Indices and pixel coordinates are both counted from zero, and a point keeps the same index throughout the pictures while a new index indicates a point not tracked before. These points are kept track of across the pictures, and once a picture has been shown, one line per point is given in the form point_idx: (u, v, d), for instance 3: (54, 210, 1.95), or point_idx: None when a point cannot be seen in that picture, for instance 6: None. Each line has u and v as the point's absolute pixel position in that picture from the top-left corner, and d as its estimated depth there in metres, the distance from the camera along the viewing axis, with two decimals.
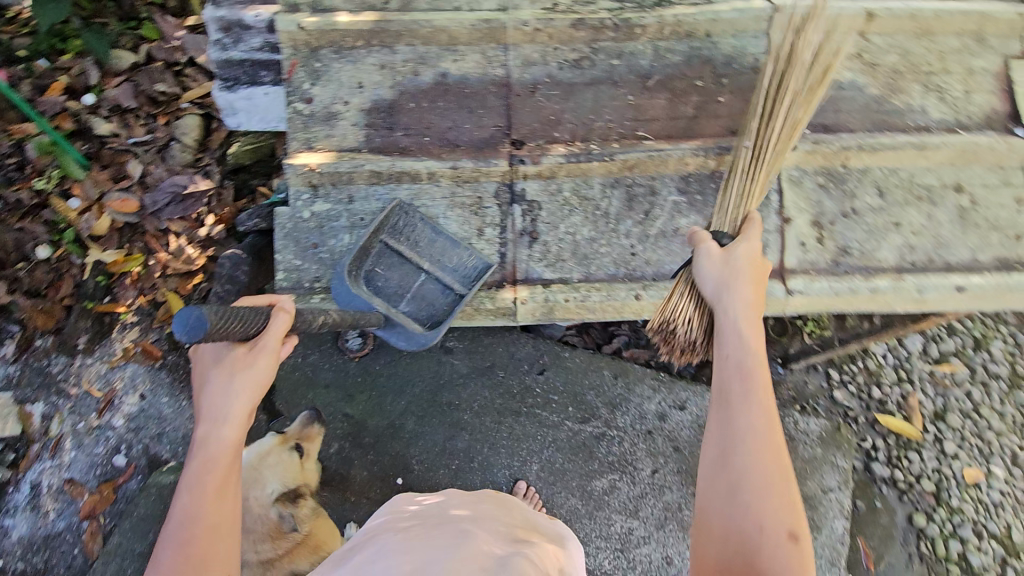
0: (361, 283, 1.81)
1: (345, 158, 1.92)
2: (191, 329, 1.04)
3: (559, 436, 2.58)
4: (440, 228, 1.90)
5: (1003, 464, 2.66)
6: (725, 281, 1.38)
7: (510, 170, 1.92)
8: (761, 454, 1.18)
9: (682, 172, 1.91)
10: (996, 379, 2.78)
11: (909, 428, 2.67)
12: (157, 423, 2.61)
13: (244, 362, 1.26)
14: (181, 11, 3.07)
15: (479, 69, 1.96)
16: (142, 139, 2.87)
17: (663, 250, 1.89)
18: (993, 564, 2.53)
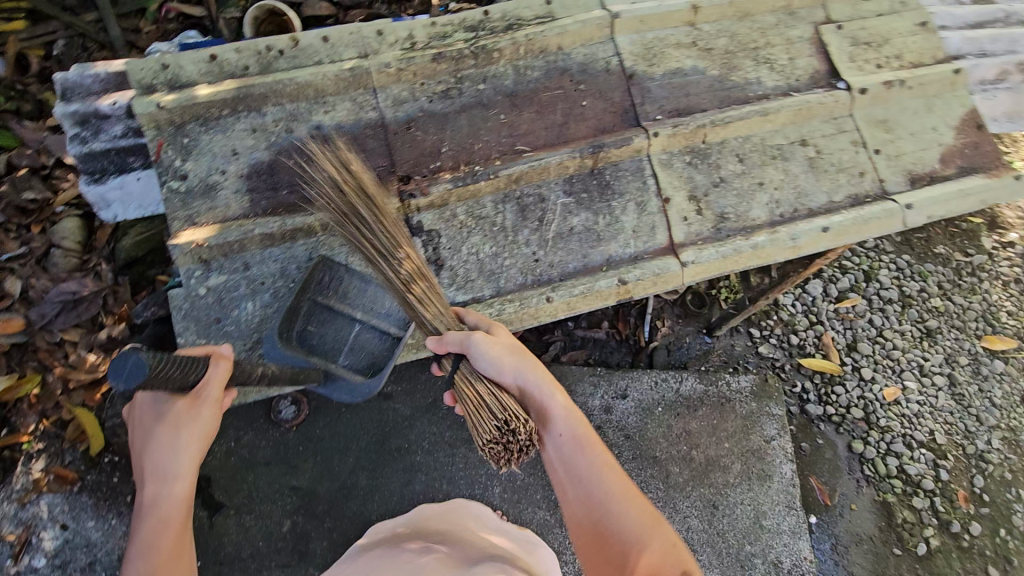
0: (295, 344, 1.77)
1: (233, 226, 1.88)
2: (131, 373, 1.06)
3: None
4: (369, 275, 1.86)
5: (914, 377, 2.93)
6: (518, 364, 1.52)
7: (402, 205, 1.94)
8: (625, 494, 1.45)
9: (564, 176, 2.01)
10: (891, 303, 3.06)
11: (828, 364, 2.90)
12: (88, 551, 2.37)
13: (186, 416, 1.33)
14: (37, 113, 2.91)
15: (353, 115, 2.01)
16: (17, 253, 2.68)
17: (564, 251, 1.97)
18: (927, 469, 2.75)
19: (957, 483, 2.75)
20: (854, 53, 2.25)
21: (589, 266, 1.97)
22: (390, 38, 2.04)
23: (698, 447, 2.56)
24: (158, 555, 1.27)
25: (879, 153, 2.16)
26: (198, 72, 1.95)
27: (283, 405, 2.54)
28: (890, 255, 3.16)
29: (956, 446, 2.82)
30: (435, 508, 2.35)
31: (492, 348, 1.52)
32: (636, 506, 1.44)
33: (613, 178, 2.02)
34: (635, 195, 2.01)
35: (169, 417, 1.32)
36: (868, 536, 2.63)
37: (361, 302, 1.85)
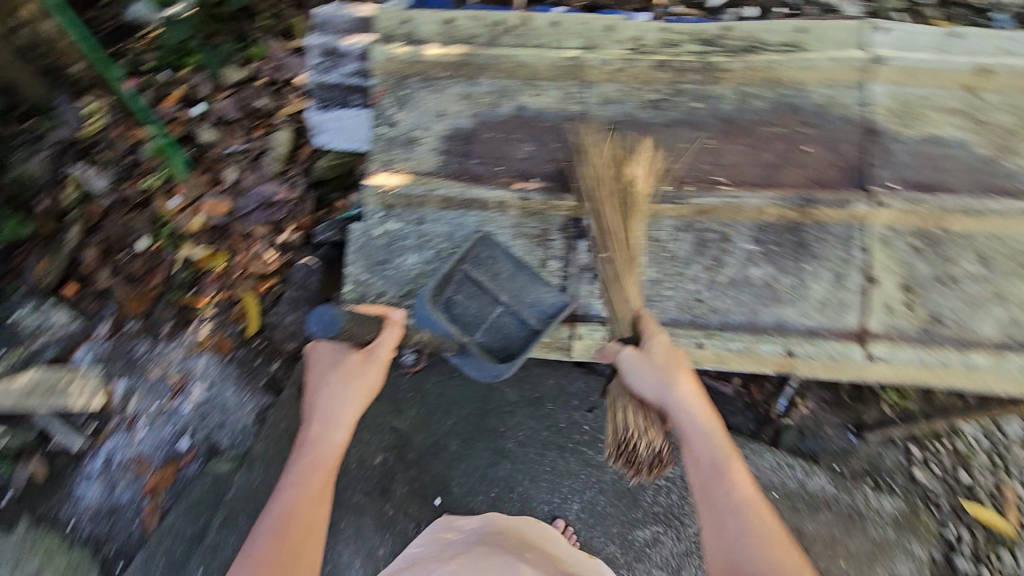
0: (439, 308, 1.81)
1: (420, 182, 2.00)
2: (326, 319, 1.50)
3: (603, 478, 2.53)
4: (520, 261, 1.90)
5: None
6: (666, 378, 1.60)
7: (579, 205, 1.93)
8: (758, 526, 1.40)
9: (760, 222, 1.81)
10: None
11: (1001, 521, 2.39)
12: (221, 413, 2.82)
13: (357, 369, 1.67)
14: (286, 33, 3.31)
15: (558, 104, 1.98)
16: (239, 148, 3.12)
17: (732, 299, 1.80)
18: None
19: None
20: None
21: (755, 325, 1.78)
22: (620, 35, 1.99)
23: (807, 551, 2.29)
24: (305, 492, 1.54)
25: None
26: (433, 32, 2.06)
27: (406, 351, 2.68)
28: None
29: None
30: (514, 522, 2.40)
31: (642, 362, 1.62)
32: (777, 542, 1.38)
33: (815, 240, 1.78)
34: (835, 265, 1.76)
35: (344, 363, 1.68)
36: None
37: (509, 287, 1.84)
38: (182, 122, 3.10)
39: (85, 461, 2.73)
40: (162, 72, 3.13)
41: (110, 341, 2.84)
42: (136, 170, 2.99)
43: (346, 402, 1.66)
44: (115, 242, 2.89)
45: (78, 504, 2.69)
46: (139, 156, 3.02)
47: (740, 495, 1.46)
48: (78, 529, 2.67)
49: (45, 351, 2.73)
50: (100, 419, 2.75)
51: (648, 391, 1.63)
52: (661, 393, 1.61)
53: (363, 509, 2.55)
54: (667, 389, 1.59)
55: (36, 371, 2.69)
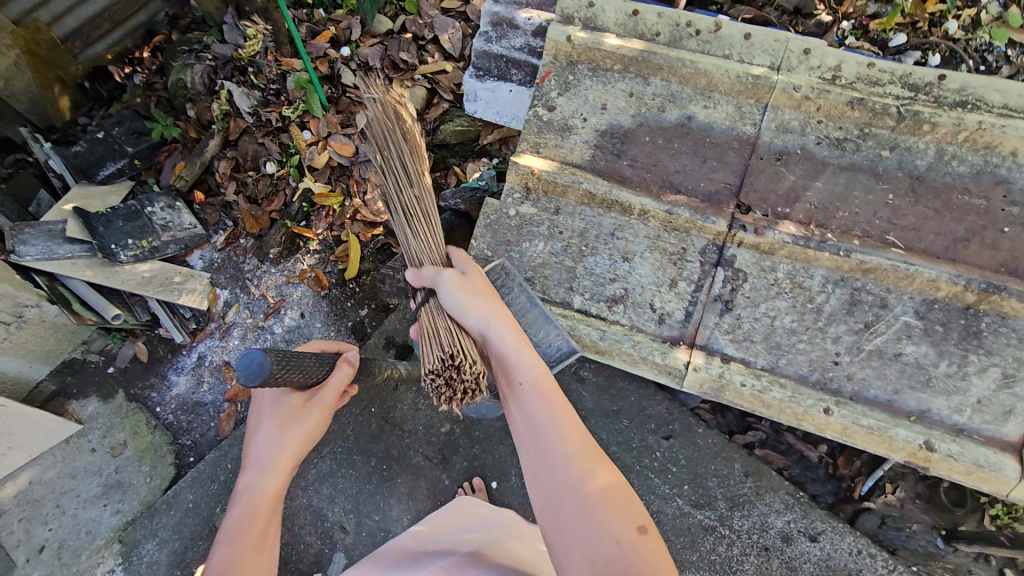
0: None
1: (567, 171, 1.94)
2: (250, 372, 1.30)
3: (664, 509, 2.51)
4: (537, 300, 1.87)
5: None
6: (476, 305, 1.64)
7: (727, 232, 1.81)
8: (589, 462, 1.37)
9: (927, 295, 1.64)
10: None
11: None
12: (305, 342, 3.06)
13: (299, 414, 1.59)
14: None
15: (730, 121, 1.86)
16: None
17: (875, 371, 1.65)
18: None
19: None
20: None
21: (892, 405, 1.62)
22: (815, 61, 1.81)
23: None
24: (240, 543, 1.48)
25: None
26: (614, 21, 1.97)
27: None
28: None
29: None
30: None
31: (453, 285, 1.67)
32: (598, 466, 1.37)
33: (990, 331, 1.59)
34: (1006, 362, 1.57)
35: (283, 407, 1.60)
36: None
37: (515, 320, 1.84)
38: (329, 61, 3.25)
39: (184, 354, 3.18)
40: (318, 10, 3.31)
41: (223, 252, 3.23)
42: (280, 99, 3.19)
43: (282, 450, 1.57)
44: (247, 162, 3.20)
45: (172, 390, 3.16)
46: (285, 88, 3.20)
47: (551, 429, 1.44)
48: (168, 413, 3.13)
49: (167, 248, 3.10)
50: (201, 320, 3.17)
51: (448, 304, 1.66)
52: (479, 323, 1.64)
53: (421, 472, 2.65)
54: (487, 325, 1.63)
55: (158, 263, 3.11)
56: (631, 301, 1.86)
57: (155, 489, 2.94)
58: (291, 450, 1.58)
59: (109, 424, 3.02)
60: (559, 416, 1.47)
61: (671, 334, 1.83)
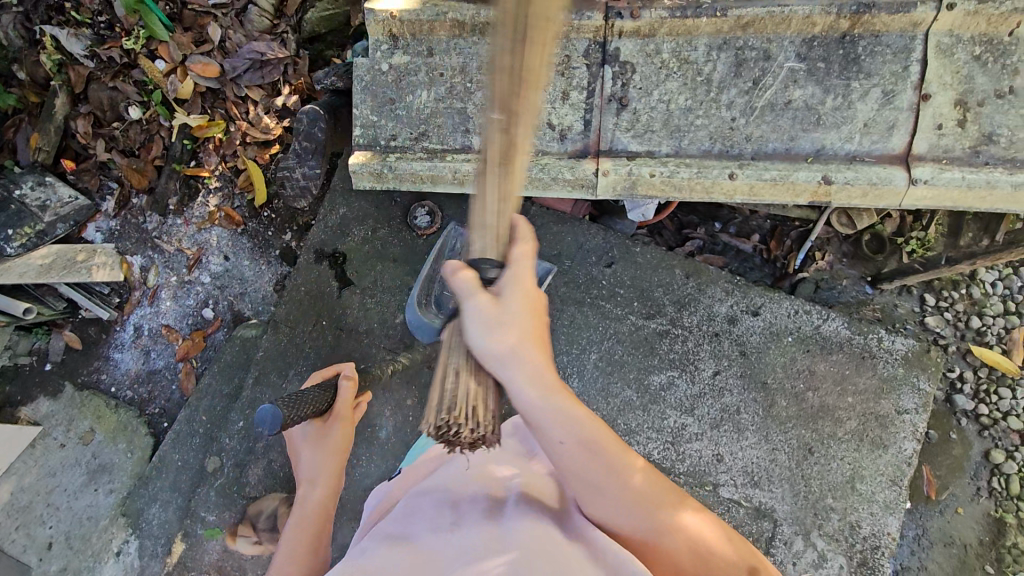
0: (430, 310, 1.67)
1: (428, 5, 1.77)
2: (264, 418, 1.25)
3: (621, 329, 2.64)
4: (520, 227, 2.09)
5: None
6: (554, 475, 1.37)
7: (604, 25, 1.73)
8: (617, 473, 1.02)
9: (805, 35, 1.64)
10: None
11: (1006, 363, 2.93)
12: (240, 283, 2.82)
13: (324, 430, 1.50)
14: None
15: None
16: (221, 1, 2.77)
17: (769, 126, 1.69)
18: None
19: None
20: None
21: (791, 153, 1.68)
22: None
23: (816, 390, 2.53)
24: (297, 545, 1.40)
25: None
26: None
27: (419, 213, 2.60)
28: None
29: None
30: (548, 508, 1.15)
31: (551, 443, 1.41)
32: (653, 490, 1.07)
33: (866, 54, 1.62)
34: (885, 80, 1.61)
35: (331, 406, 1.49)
36: (961, 542, 2.84)
37: (510, 254, 2.08)
38: None
39: (117, 331, 2.85)
40: None
41: (119, 217, 2.88)
42: (117, 31, 2.76)
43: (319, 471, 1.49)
44: (105, 113, 2.80)
45: (119, 369, 2.84)
46: (116, 16, 2.75)
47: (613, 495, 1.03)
48: (122, 391, 2.82)
49: (55, 228, 2.74)
50: (124, 292, 2.85)
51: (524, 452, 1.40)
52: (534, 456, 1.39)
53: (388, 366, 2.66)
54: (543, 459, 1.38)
55: (53, 246, 2.75)
56: (530, 127, 1.81)
57: (141, 461, 2.72)
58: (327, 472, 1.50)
59: (69, 417, 2.77)
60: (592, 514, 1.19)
61: (575, 149, 1.80)
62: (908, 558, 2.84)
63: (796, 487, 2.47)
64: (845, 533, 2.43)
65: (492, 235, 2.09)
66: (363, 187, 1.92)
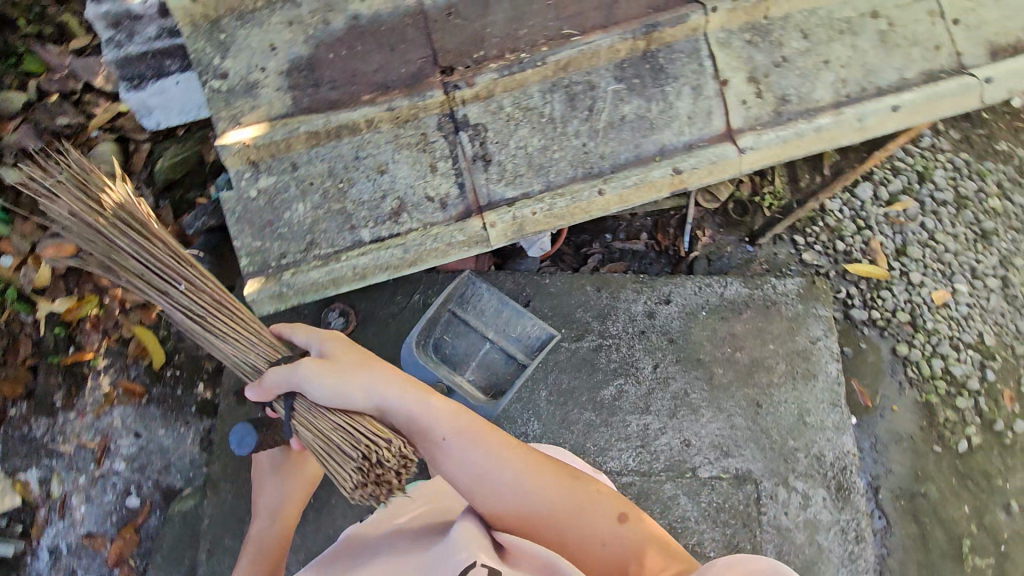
0: (430, 349, 2.49)
1: (278, 125, 1.83)
2: None
3: (559, 358, 2.74)
4: (505, 300, 2.57)
5: (965, 280, 3.39)
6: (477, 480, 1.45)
7: (446, 98, 1.88)
8: (551, 485, 1.46)
9: (615, 61, 1.90)
10: (944, 206, 3.52)
11: (875, 270, 3.39)
12: (161, 455, 2.56)
13: (294, 466, 1.97)
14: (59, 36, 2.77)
15: (390, 4, 1.88)
16: None
17: (615, 141, 1.91)
18: (973, 368, 3.24)
19: (1003, 384, 3.23)
20: None
21: (641, 157, 1.90)
22: None
23: (742, 349, 2.76)
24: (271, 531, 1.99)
25: (977, 23, 1.96)
26: None
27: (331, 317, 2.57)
28: (947, 155, 3.60)
29: (1004, 347, 3.29)
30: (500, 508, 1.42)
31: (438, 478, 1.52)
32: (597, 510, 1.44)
33: (668, 62, 1.89)
34: (689, 79, 1.89)
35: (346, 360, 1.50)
36: (908, 436, 3.13)
37: (491, 326, 2.55)
38: None
39: (30, 561, 2.45)
40: None
41: None
42: None
43: (287, 499, 2.00)
44: None
45: None
46: None
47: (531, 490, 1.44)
48: None
49: None
50: (26, 516, 2.47)
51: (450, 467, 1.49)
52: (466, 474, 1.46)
53: None
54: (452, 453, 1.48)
55: None
56: (411, 206, 1.90)
57: None
58: (293, 499, 2.01)
59: None
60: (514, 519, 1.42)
61: (459, 211, 1.91)
62: (875, 467, 3.09)
63: (761, 441, 2.64)
64: (815, 466, 2.61)
65: (501, 296, 2.57)
66: (266, 313, 1.90)
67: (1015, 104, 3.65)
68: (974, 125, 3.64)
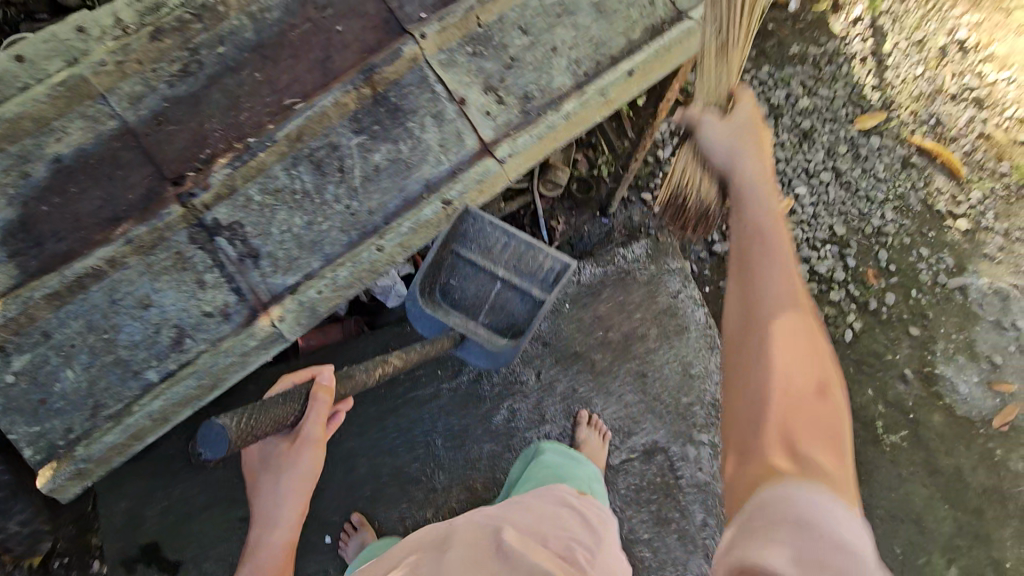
0: (438, 297, 2.01)
1: (10, 301, 1.66)
2: (212, 446, 1.35)
3: (444, 401, 2.63)
4: (511, 232, 1.93)
5: (804, 183, 3.46)
6: (736, 144, 1.47)
7: (186, 210, 1.76)
8: (807, 371, 1.06)
9: (348, 114, 1.81)
10: (765, 121, 3.54)
11: None
12: None
13: (289, 458, 1.81)
14: None
15: (91, 133, 1.74)
16: None
17: (378, 193, 1.83)
18: (834, 261, 3.35)
19: (865, 265, 3.35)
20: None
21: (409, 200, 1.84)
22: (96, 30, 1.75)
23: (612, 327, 2.74)
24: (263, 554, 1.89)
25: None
26: None
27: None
28: (751, 72, 3.60)
29: (856, 233, 3.40)
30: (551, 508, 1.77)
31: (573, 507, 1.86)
32: (826, 417, 1.03)
33: (400, 98, 1.83)
34: (428, 108, 1.84)
35: (749, 126, 1.49)
36: None
37: (501, 262, 1.98)
38: None
39: None
40: None
41: None
42: None
43: (286, 504, 1.89)
44: None
45: None
46: None
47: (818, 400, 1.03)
48: None
49: None
50: None
51: (718, 156, 1.50)
52: (729, 156, 1.47)
53: None
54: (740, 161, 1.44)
55: None
56: (192, 329, 1.75)
57: None
58: (292, 499, 1.89)
59: None
60: (773, 354, 1.07)
61: (245, 316, 1.77)
62: None
63: (657, 409, 2.65)
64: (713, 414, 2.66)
65: (507, 228, 1.91)
66: (72, 497, 1.70)
67: (792, 8, 3.66)
68: (765, 38, 3.65)
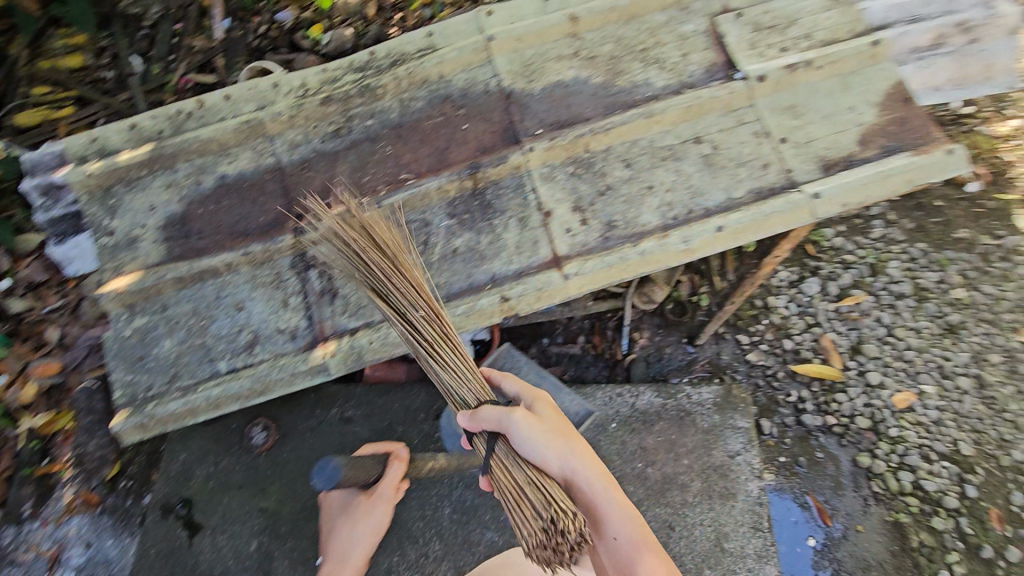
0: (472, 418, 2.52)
1: (151, 273, 2.09)
2: (325, 476, 1.52)
3: (466, 474, 2.54)
4: (543, 373, 2.53)
5: (933, 381, 2.69)
6: (558, 446, 1.53)
7: (296, 241, 2.09)
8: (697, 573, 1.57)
9: (447, 199, 2.06)
10: (903, 298, 2.84)
11: (827, 370, 2.73)
12: (105, 569, 2.42)
13: (371, 503, 2.22)
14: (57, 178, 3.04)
15: (253, 163, 2.16)
16: (56, 305, 2.69)
17: (449, 272, 2.00)
18: (950, 485, 2.53)
19: (989, 501, 2.50)
20: (755, 40, 2.12)
21: (473, 285, 1.99)
22: (286, 87, 2.17)
23: (654, 465, 2.52)
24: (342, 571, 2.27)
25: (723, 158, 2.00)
26: (122, 141, 2.18)
27: (255, 432, 2.51)
28: (901, 245, 2.92)
29: (987, 458, 2.56)
30: None
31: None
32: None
33: (495, 197, 2.04)
34: (516, 212, 2.02)
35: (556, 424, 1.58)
36: None
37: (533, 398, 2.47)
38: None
39: None
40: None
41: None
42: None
43: (363, 533, 2.27)
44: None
45: None
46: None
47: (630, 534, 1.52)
48: None
49: None
50: None
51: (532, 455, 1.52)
52: (541, 456, 1.52)
53: None
54: (570, 462, 1.53)
55: None
56: (264, 338, 2.04)
57: None
58: (367, 530, 2.28)
59: None
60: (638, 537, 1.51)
61: (307, 341, 2.03)
62: None
63: None
64: None
65: (540, 369, 2.49)
66: (133, 441, 2.02)
67: (970, 188, 2.98)
68: (926, 212, 2.98)
